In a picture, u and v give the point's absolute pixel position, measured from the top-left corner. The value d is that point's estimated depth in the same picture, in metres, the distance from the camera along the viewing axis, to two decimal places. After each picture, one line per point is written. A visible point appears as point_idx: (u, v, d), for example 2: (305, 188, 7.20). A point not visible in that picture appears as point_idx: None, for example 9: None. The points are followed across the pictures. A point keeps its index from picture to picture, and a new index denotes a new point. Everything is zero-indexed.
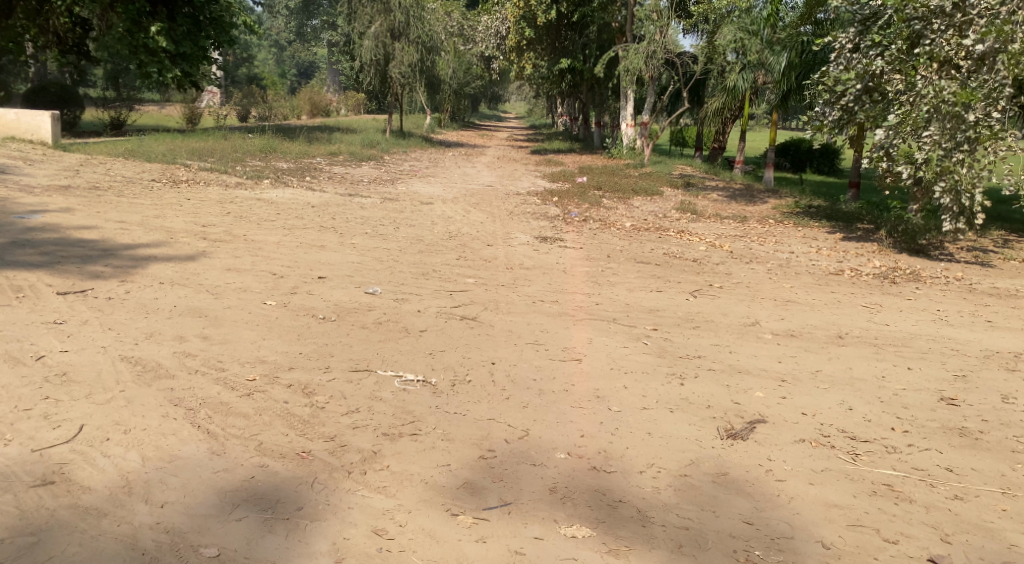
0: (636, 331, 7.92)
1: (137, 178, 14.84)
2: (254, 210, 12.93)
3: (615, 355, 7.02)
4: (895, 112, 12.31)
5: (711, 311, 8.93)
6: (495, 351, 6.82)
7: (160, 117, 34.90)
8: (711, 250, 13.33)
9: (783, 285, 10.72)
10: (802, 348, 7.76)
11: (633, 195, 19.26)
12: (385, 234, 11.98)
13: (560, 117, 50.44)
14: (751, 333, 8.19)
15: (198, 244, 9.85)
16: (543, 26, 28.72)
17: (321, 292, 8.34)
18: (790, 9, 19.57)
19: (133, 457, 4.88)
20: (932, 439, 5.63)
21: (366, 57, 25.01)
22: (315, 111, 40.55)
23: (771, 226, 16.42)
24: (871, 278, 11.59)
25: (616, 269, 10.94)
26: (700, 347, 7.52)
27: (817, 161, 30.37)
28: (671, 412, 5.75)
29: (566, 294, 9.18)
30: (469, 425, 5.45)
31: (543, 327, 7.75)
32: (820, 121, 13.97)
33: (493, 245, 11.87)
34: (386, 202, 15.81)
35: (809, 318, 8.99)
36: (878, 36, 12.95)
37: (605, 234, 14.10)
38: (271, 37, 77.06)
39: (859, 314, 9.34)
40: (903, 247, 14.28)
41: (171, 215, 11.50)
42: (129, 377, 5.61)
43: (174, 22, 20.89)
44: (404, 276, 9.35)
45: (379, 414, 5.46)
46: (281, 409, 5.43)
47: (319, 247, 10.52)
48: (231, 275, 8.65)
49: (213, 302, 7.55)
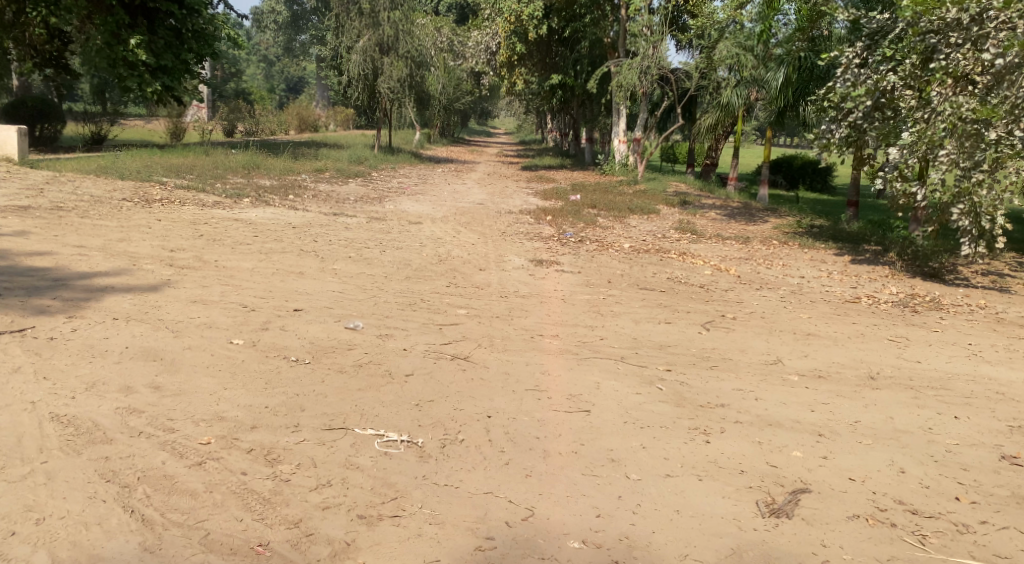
0: (647, 372, 7.08)
1: (107, 197, 13.98)
2: (230, 232, 12.08)
3: (628, 404, 6.18)
4: (910, 130, 11.41)
5: (727, 348, 8.12)
6: (491, 400, 5.97)
7: (145, 132, 34.07)
8: (718, 274, 12.53)
9: (799, 314, 9.92)
10: (833, 392, 6.94)
11: (629, 215, 18.49)
12: (369, 258, 11.13)
13: (549, 132, 49.94)
14: (774, 375, 7.37)
15: (163, 272, 8.99)
16: (534, 41, 28.00)
17: (296, 327, 7.48)
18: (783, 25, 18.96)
19: (42, 560, 4.04)
20: (1005, 514, 4.91)
21: (354, 71, 24.18)
22: (303, 126, 39.81)
23: (776, 248, 15.66)
24: (890, 306, 10.81)
25: (619, 296, 10.13)
26: (722, 393, 6.69)
27: (810, 177, 29.68)
28: (701, 481, 4.95)
29: (567, 327, 8.35)
30: (465, 503, 4.63)
31: (544, 369, 6.91)
32: (826, 140, 12.91)
33: (486, 270, 11.04)
34: (372, 222, 14.99)
35: (834, 355, 8.19)
36: (889, 51, 12.17)
37: (603, 256, 13.30)
38: (260, 52, 76.33)
39: (886, 349, 8.54)
40: (917, 272, 13.54)
41: (139, 238, 10.64)
42: (54, 445, 4.75)
43: (154, 35, 20.05)
44: (389, 308, 8.51)
45: (355, 488, 4.63)
46: (237, 483, 4.57)
47: (297, 273, 9.67)
48: (195, 308, 7.79)
49: (171, 343, 6.69)
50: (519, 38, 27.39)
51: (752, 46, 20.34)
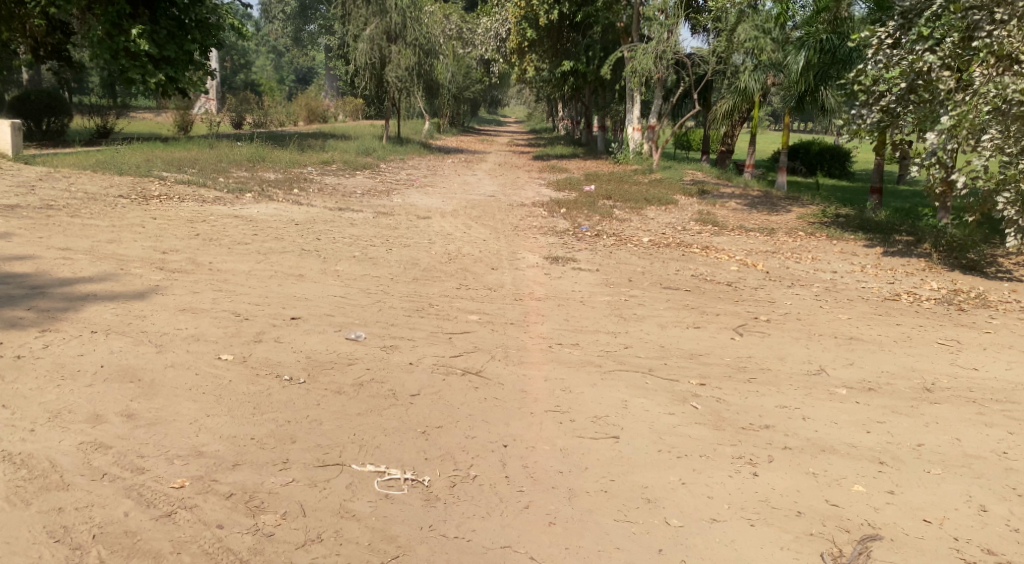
0: (679, 386, 6.41)
1: (102, 194, 13.36)
2: (228, 230, 11.42)
3: (660, 426, 5.51)
4: (950, 113, 10.60)
5: (764, 356, 7.42)
6: (507, 424, 5.32)
7: (151, 125, 33.42)
8: (745, 270, 11.81)
9: (837, 316, 9.18)
10: (886, 408, 6.25)
11: (647, 205, 17.77)
12: (375, 257, 10.44)
13: (561, 121, 49.18)
14: (819, 388, 6.67)
15: (152, 277, 8.35)
16: (545, 27, 27.14)
17: (292, 338, 6.83)
18: (800, 8, 18.13)
19: None
20: None
21: (361, 60, 23.44)
22: (312, 117, 39.10)
23: (803, 240, 14.91)
24: (934, 304, 10.06)
25: (641, 297, 9.41)
26: (765, 410, 6.01)
27: (829, 163, 28.80)
28: (753, 528, 4.48)
29: (588, 334, 7.68)
30: (481, 562, 4.16)
31: (565, 385, 6.25)
32: (857, 124, 12.21)
33: (498, 269, 10.35)
34: (379, 216, 14.33)
35: (881, 363, 7.48)
36: (925, 29, 11.33)
37: (622, 251, 12.59)
38: (269, 43, 75.58)
39: (938, 355, 7.83)
40: (955, 264, 12.82)
41: (130, 239, 10.00)
42: (2, 494, 4.25)
43: (156, 25, 19.36)
44: (395, 313, 7.86)
45: (350, 546, 4.16)
46: (211, 541, 4.11)
47: (296, 276, 9.01)
48: (183, 317, 7.16)
49: (152, 360, 6.07)
50: (529, 23, 26.75)
51: (770, 29, 19.53)
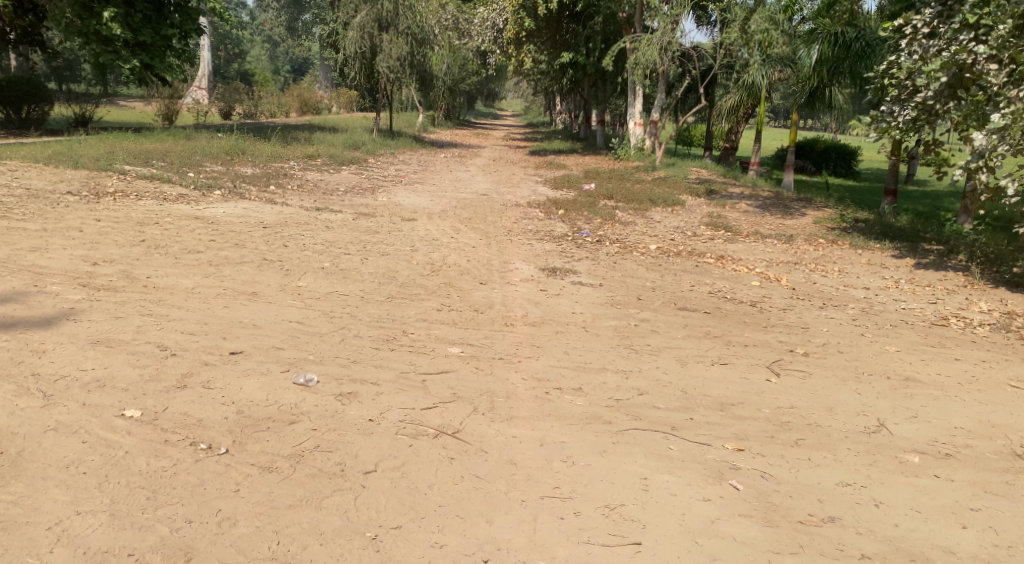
0: (708, 451, 5.07)
1: (51, 191, 11.93)
2: (183, 235, 10.02)
3: (689, 521, 4.49)
4: (1002, 110, 8.93)
5: (809, 406, 5.90)
6: (490, 522, 4.39)
7: (135, 114, 31.81)
8: (767, 285, 10.41)
9: (884, 348, 7.74)
10: (977, 487, 4.97)
11: (652, 207, 16.38)
12: (347, 269, 8.99)
13: (561, 115, 47.73)
14: (885, 454, 5.26)
15: (70, 297, 6.92)
16: (545, 17, 25.63)
17: (225, 380, 5.37)
18: None
19: None
20: None
21: (350, 49, 21.99)
22: (304, 108, 37.49)
23: (824, 248, 13.51)
24: (988, 331, 8.65)
25: (654, 321, 7.98)
26: (824, 492, 4.81)
27: (835, 161, 27.35)
28: None
29: (592, 373, 6.26)
30: None
31: (566, 451, 4.95)
32: (887, 123, 10.64)
33: (487, 283, 8.93)
34: (359, 218, 12.92)
35: (952, 414, 6.07)
36: (970, 15, 9.62)
37: (627, 261, 11.24)
38: (264, 34, 73.73)
39: (1017, 405, 6.41)
40: (1000, 280, 11.39)
41: (60, 246, 8.56)
42: None
43: (131, 8, 17.79)
44: (359, 346, 6.44)
45: None
46: None
47: (247, 295, 7.57)
48: (91, 354, 5.74)
49: (30, 421, 4.75)
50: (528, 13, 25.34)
51: (781, 21, 17.98)
